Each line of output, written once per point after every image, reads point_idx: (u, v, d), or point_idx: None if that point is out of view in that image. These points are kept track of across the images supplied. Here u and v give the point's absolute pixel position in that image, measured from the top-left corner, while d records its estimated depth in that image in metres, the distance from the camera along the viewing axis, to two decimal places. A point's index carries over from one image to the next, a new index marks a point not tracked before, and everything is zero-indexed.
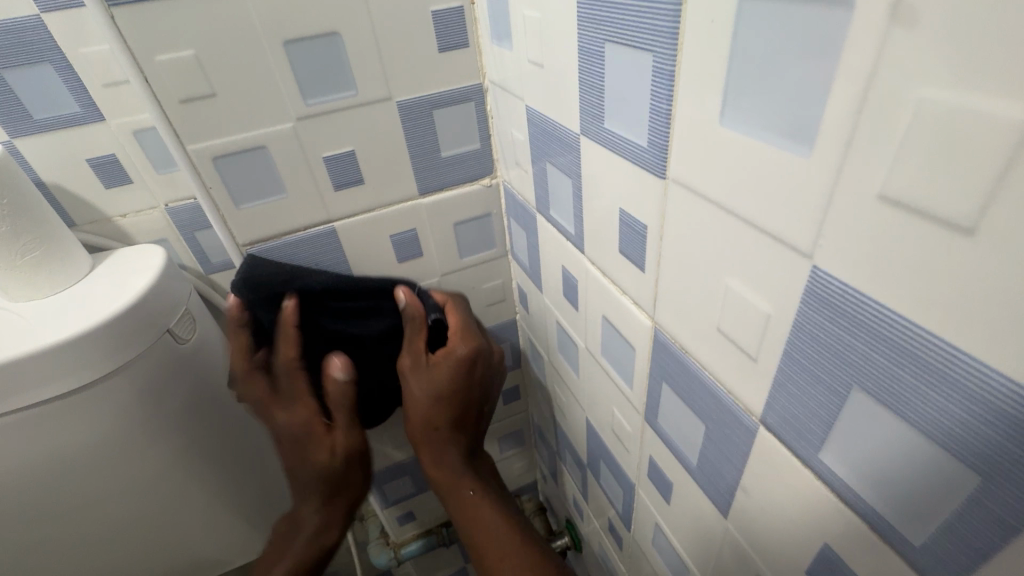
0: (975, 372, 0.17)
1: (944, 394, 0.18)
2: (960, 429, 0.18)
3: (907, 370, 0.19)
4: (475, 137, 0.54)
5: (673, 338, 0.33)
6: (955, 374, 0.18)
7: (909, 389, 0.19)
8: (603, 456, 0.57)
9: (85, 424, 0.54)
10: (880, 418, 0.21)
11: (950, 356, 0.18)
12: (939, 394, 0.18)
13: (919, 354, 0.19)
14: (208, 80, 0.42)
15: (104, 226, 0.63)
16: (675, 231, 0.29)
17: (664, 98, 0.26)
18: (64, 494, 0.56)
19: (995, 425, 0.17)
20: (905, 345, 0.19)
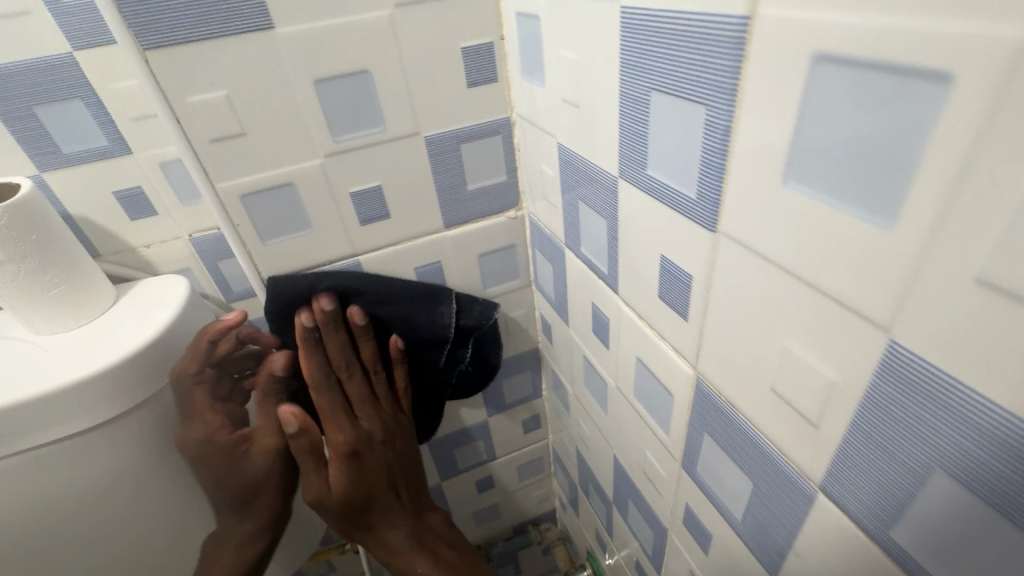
0: (1010, 425, 0.17)
1: (982, 448, 0.18)
2: (997, 480, 0.18)
3: (950, 426, 0.19)
4: (502, 169, 0.54)
5: (718, 391, 0.32)
6: (993, 428, 0.18)
7: (954, 445, 0.19)
8: (631, 495, 0.55)
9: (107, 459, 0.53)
10: (920, 469, 0.21)
11: (992, 413, 0.17)
12: (977, 448, 0.18)
13: (973, 417, 0.18)
14: (238, 119, 0.42)
15: (128, 256, 0.63)
16: (725, 284, 0.28)
17: (717, 152, 0.25)
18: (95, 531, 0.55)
19: (1022, 473, 0.17)
20: (976, 419, 0.18)
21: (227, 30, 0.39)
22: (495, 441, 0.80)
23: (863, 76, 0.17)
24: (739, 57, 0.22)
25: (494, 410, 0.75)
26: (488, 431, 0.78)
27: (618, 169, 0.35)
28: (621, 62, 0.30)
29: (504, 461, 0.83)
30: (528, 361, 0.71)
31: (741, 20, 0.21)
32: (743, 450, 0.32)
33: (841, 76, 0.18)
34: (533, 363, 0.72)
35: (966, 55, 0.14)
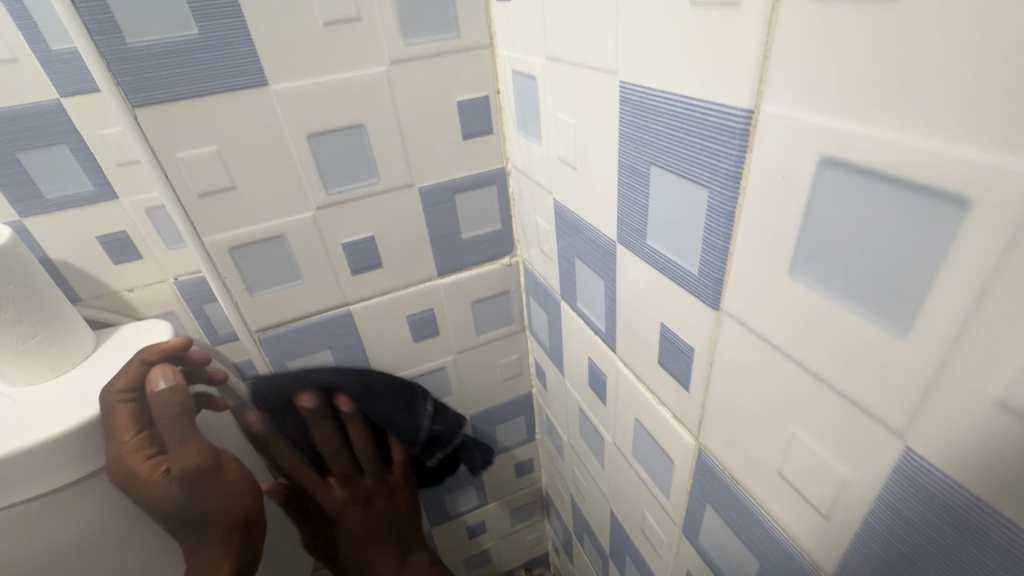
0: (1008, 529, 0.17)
1: (982, 549, 0.18)
2: None
3: (958, 531, 0.19)
4: (496, 218, 0.53)
5: (722, 465, 0.31)
6: (994, 534, 0.17)
7: (962, 549, 0.19)
8: (629, 551, 0.53)
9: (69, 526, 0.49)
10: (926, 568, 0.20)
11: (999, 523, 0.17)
12: (978, 550, 0.18)
13: (982, 528, 0.18)
14: (229, 173, 0.41)
15: (110, 301, 0.61)
16: (727, 362, 0.28)
17: (719, 233, 0.25)
18: None
19: None
20: (992, 536, 0.18)
21: (220, 87, 0.38)
22: (488, 486, 0.77)
23: (872, 186, 0.17)
24: (743, 147, 0.22)
25: (487, 455, 0.73)
26: (480, 476, 0.76)
27: (617, 234, 0.34)
28: (621, 133, 0.30)
29: (496, 506, 0.81)
30: (521, 405, 0.70)
31: (745, 113, 0.21)
32: (749, 528, 0.31)
33: (852, 183, 0.18)
34: (527, 407, 0.71)
35: (984, 183, 0.14)
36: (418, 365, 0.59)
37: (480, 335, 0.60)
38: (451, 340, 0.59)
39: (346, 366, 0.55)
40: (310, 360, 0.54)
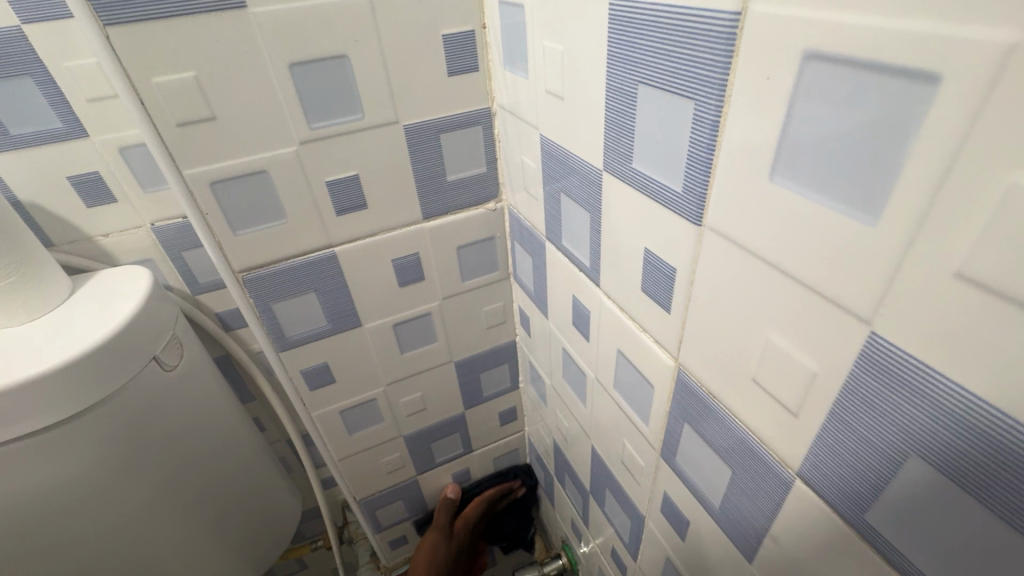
0: (961, 398, 0.18)
1: (936, 421, 0.20)
2: (954, 455, 0.20)
3: (916, 408, 0.20)
4: (481, 160, 0.53)
5: (699, 382, 0.33)
6: (948, 405, 0.19)
7: (919, 425, 0.20)
8: (608, 484, 0.56)
9: (52, 464, 0.53)
10: (886, 448, 0.22)
11: (954, 394, 0.19)
12: (931, 422, 0.20)
13: (939, 401, 0.19)
14: (208, 102, 0.40)
15: (85, 246, 0.60)
16: (707, 278, 0.29)
17: (704, 147, 0.26)
18: (47, 521, 0.55)
19: (974, 443, 0.19)
20: (946, 407, 0.19)
21: (195, 8, 0.37)
22: (472, 434, 0.80)
23: (853, 74, 0.18)
24: (730, 52, 0.22)
25: (472, 403, 0.75)
26: (465, 425, 0.77)
27: (603, 163, 0.35)
28: (609, 56, 0.30)
29: (480, 453, 0.83)
30: (506, 354, 0.71)
31: (733, 15, 0.21)
32: (724, 441, 0.32)
33: (833, 73, 0.19)
34: (511, 356, 0.72)
35: (957, 56, 0.15)
36: (404, 310, 0.60)
37: (465, 282, 0.61)
38: (436, 285, 0.60)
39: (332, 309, 0.56)
40: (296, 303, 0.53)
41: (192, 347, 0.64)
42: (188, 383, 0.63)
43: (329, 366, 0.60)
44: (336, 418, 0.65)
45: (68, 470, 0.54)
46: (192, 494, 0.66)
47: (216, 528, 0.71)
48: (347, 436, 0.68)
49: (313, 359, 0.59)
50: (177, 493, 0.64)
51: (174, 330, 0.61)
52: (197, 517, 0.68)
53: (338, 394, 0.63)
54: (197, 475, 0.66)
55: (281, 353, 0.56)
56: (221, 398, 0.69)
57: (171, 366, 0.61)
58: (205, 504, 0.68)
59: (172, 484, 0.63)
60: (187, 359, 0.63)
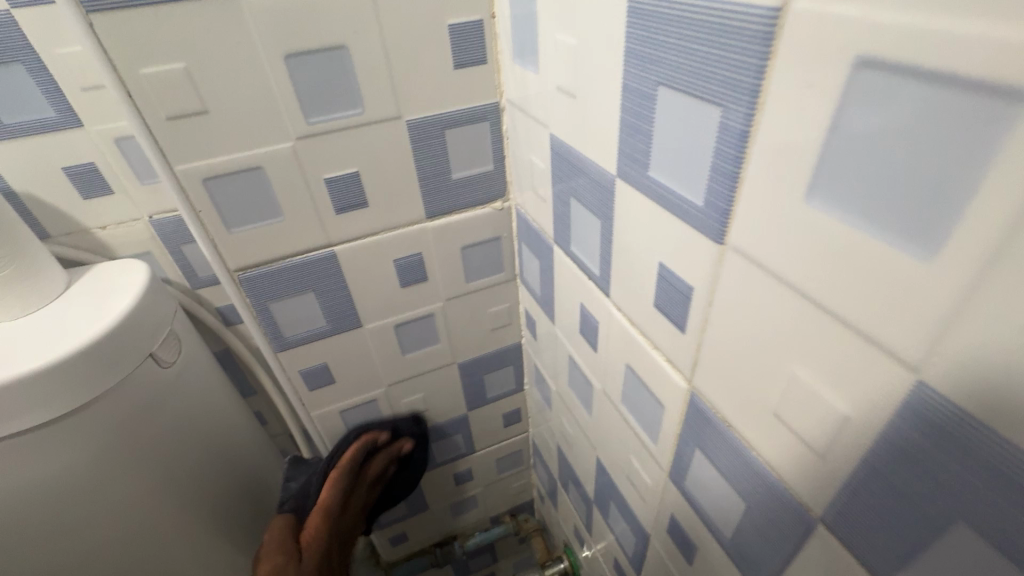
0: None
1: (990, 487, 0.17)
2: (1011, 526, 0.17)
3: (966, 469, 0.18)
4: (488, 157, 0.51)
5: (714, 408, 0.31)
6: (1006, 471, 0.17)
7: (968, 488, 0.18)
8: (613, 497, 0.54)
9: (45, 464, 0.52)
10: (927, 507, 0.20)
11: (1016, 461, 0.16)
12: (985, 486, 0.17)
13: (996, 466, 0.17)
14: (199, 95, 0.38)
15: (82, 238, 0.58)
16: (727, 301, 0.26)
17: (730, 158, 0.23)
18: (47, 519, 0.54)
19: None
20: (1004, 474, 0.17)
21: None
22: (475, 435, 0.78)
23: (914, 87, 0.15)
24: (764, 55, 0.20)
25: (474, 405, 0.73)
26: (467, 425, 0.76)
27: (617, 168, 0.32)
28: (627, 53, 0.28)
29: (482, 454, 0.82)
30: (510, 355, 0.69)
31: (770, 11, 0.19)
32: (739, 472, 0.30)
33: (889, 84, 0.16)
34: (516, 357, 0.70)
35: None
36: (406, 311, 0.58)
37: (470, 283, 0.59)
38: (439, 286, 0.58)
39: (331, 309, 0.54)
40: (293, 303, 0.52)
41: (190, 343, 0.63)
42: (186, 379, 0.62)
43: (328, 367, 0.59)
44: (335, 418, 0.64)
45: (61, 469, 0.53)
46: (191, 491, 0.65)
47: (215, 526, 0.70)
48: None
49: (312, 359, 0.57)
50: (178, 489, 0.63)
51: (171, 325, 0.60)
52: (196, 515, 0.67)
53: (337, 394, 0.62)
54: (194, 472, 0.65)
55: (278, 353, 0.55)
56: (221, 394, 0.68)
57: (168, 363, 0.60)
58: (204, 501, 0.67)
59: (174, 479, 0.62)
60: (184, 355, 0.62)
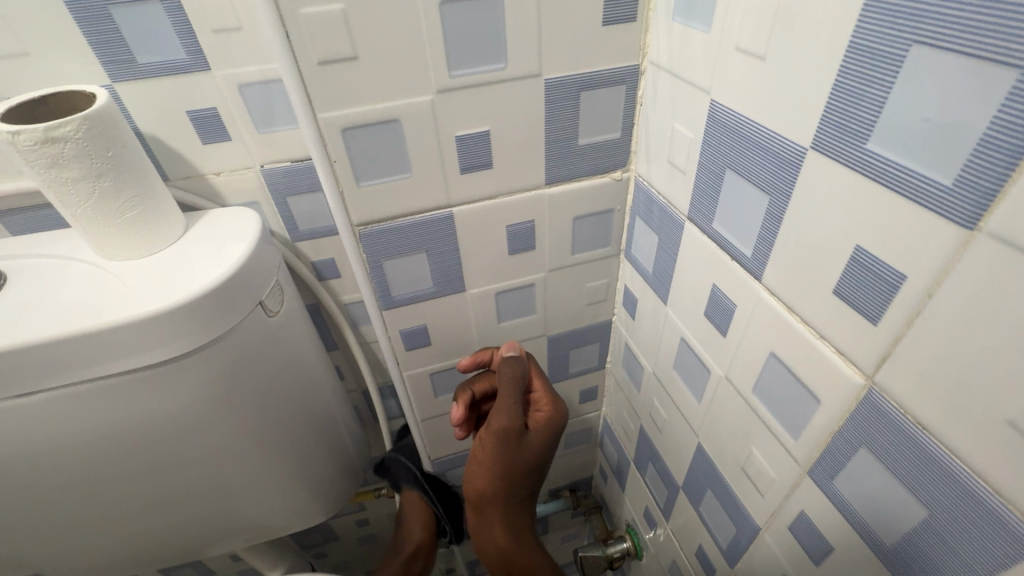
0: None
1: None
2: None
3: None
4: (618, 125, 0.48)
5: (903, 408, 0.28)
6: None
7: None
8: (711, 485, 0.53)
9: (157, 396, 0.55)
10: None
11: None
12: None
13: None
14: (352, 40, 0.37)
15: (197, 183, 0.59)
16: (962, 291, 0.24)
17: (1014, 131, 0.20)
18: (155, 443, 0.59)
19: None
20: None
21: None
22: None
23: None
24: None
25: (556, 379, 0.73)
26: None
27: (813, 137, 0.29)
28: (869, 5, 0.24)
29: None
30: (599, 332, 0.68)
31: None
32: (930, 481, 0.28)
33: None
34: (604, 334, 0.69)
35: None
36: (510, 278, 0.57)
37: (575, 255, 0.57)
38: (546, 256, 0.56)
39: (440, 272, 0.53)
40: (406, 263, 0.51)
41: (291, 294, 0.64)
42: (286, 330, 0.63)
43: (427, 328, 0.58)
44: (425, 380, 0.64)
45: (166, 403, 0.56)
46: (277, 434, 0.67)
47: (300, 468, 0.73)
48: (432, 398, 0.67)
49: (413, 320, 0.57)
50: (268, 433, 0.66)
51: (277, 276, 0.60)
52: (280, 457, 0.70)
53: (432, 356, 0.62)
54: (282, 418, 0.67)
55: (384, 311, 0.55)
56: (313, 347, 0.70)
57: (274, 312, 0.61)
58: (289, 445, 0.70)
59: (264, 424, 0.65)
60: (286, 306, 0.63)
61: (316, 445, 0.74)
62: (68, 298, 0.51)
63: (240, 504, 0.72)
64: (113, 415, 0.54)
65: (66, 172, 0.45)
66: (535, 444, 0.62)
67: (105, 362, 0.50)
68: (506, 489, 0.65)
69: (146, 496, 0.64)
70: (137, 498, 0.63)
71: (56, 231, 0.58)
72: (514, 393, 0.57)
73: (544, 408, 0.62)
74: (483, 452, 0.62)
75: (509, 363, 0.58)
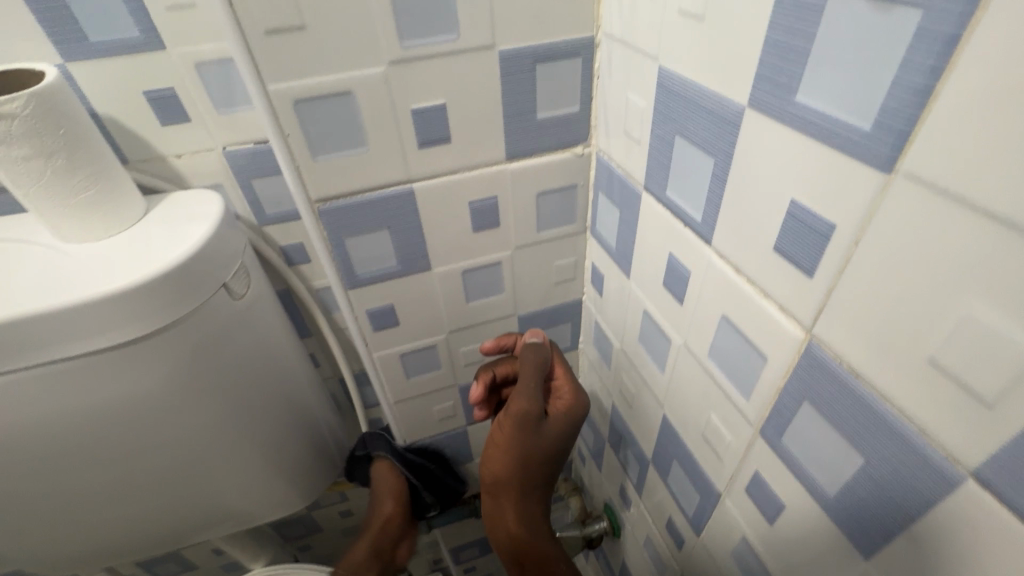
0: None
1: None
2: None
3: None
4: (577, 98, 0.48)
5: (838, 358, 0.29)
6: None
7: None
8: (677, 456, 0.53)
9: (122, 379, 0.54)
10: None
11: None
12: None
13: None
14: (298, 8, 0.37)
15: (158, 166, 0.58)
16: (884, 235, 0.24)
17: (922, 70, 0.21)
18: (122, 429, 0.58)
19: None
20: None
21: None
22: None
23: None
24: None
25: None
26: None
27: (750, 94, 0.30)
28: None
29: None
30: (570, 312, 0.69)
31: None
32: (864, 428, 0.29)
33: None
34: (575, 314, 0.69)
35: None
36: (476, 256, 0.57)
37: (541, 232, 0.57)
38: (511, 233, 0.56)
39: (404, 249, 0.53)
40: (368, 240, 0.51)
41: (259, 278, 0.64)
42: (253, 314, 0.63)
43: (395, 308, 0.58)
44: (395, 362, 0.64)
45: (132, 386, 0.55)
46: (249, 419, 0.67)
47: (274, 453, 0.73)
48: (404, 380, 0.67)
49: (380, 300, 0.57)
50: (239, 418, 0.66)
51: (243, 259, 0.60)
52: (253, 443, 0.69)
53: (401, 337, 0.62)
54: (254, 403, 0.67)
55: (349, 291, 0.55)
56: (284, 332, 0.69)
57: (240, 295, 0.60)
58: (262, 431, 0.70)
59: (234, 409, 0.65)
60: (253, 289, 0.62)
61: (291, 431, 0.74)
62: (24, 281, 0.50)
63: (215, 491, 0.71)
64: (77, 399, 0.54)
65: (15, 151, 0.45)
66: (554, 430, 0.61)
67: (65, 344, 0.50)
68: (526, 477, 0.63)
69: (116, 484, 0.63)
70: (106, 486, 0.63)
71: (14, 216, 0.57)
72: (538, 376, 0.59)
73: (564, 394, 0.64)
74: (500, 435, 0.61)
75: (532, 348, 0.60)
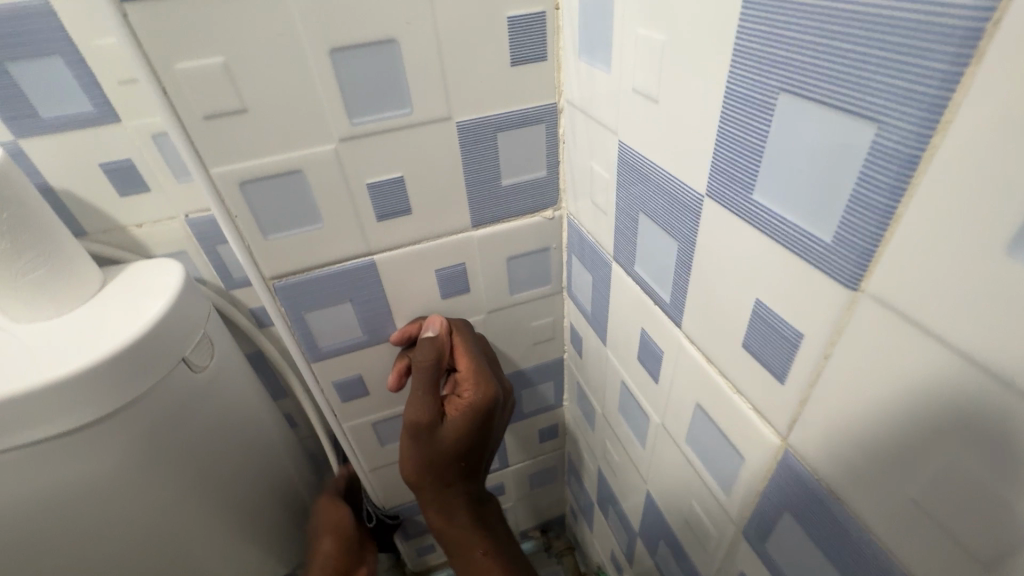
0: None
1: None
2: None
3: None
4: (543, 163, 0.46)
5: (817, 475, 0.26)
6: None
7: None
8: (663, 535, 0.50)
9: (64, 470, 0.49)
10: None
11: None
12: None
13: None
14: (238, 92, 0.35)
15: (119, 236, 0.57)
16: (854, 356, 0.22)
17: (881, 188, 0.18)
18: (63, 524, 0.52)
19: None
20: None
21: None
22: (509, 449, 0.75)
23: None
24: (960, 61, 0.15)
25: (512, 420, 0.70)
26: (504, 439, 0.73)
27: (707, 184, 0.28)
28: (737, 51, 0.23)
29: (517, 468, 0.79)
30: (551, 370, 0.66)
31: (976, 9, 0.14)
32: (851, 556, 0.26)
33: None
34: (557, 372, 0.66)
35: None
36: None
37: (514, 294, 0.55)
38: (482, 297, 0.54)
39: (368, 320, 0.51)
40: (329, 314, 0.49)
41: (225, 346, 0.61)
42: (220, 385, 0.60)
43: (363, 378, 0.56)
44: (368, 430, 0.61)
45: (77, 477, 0.50)
46: (212, 502, 0.62)
47: (245, 531, 0.68)
48: (378, 448, 0.64)
49: (346, 371, 0.54)
50: (200, 502, 0.60)
51: (206, 328, 0.58)
52: (216, 526, 0.64)
53: (372, 405, 0.59)
54: (219, 482, 0.62)
55: (313, 364, 0.52)
56: (256, 397, 0.66)
57: (202, 367, 0.57)
58: (227, 512, 0.64)
59: (194, 493, 0.59)
60: (218, 359, 0.60)
61: (262, 508, 0.69)
62: None
63: None
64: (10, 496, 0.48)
65: None
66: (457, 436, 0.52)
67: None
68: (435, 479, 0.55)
69: None
70: None
71: None
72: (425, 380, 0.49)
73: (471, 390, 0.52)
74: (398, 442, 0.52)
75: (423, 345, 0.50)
